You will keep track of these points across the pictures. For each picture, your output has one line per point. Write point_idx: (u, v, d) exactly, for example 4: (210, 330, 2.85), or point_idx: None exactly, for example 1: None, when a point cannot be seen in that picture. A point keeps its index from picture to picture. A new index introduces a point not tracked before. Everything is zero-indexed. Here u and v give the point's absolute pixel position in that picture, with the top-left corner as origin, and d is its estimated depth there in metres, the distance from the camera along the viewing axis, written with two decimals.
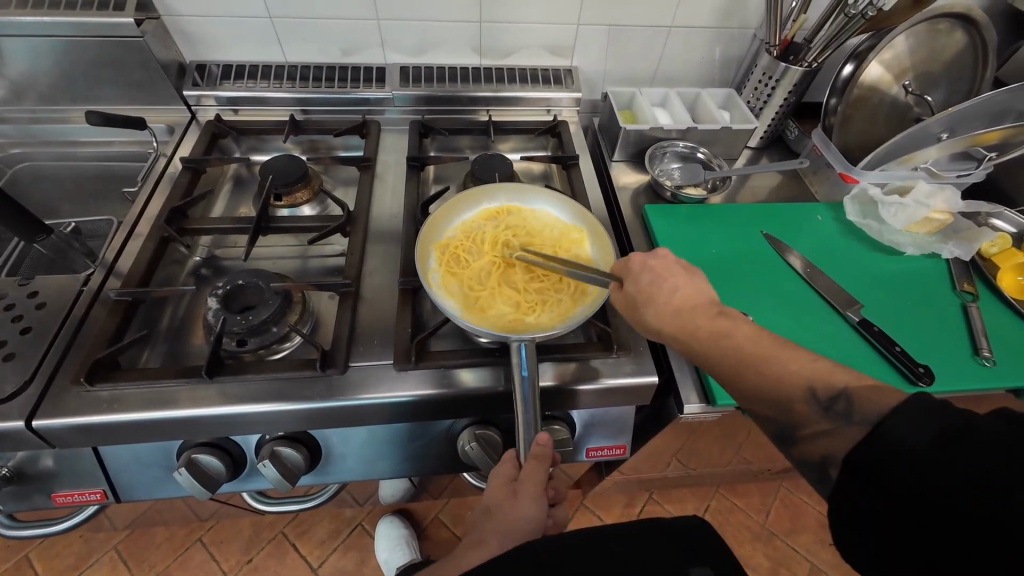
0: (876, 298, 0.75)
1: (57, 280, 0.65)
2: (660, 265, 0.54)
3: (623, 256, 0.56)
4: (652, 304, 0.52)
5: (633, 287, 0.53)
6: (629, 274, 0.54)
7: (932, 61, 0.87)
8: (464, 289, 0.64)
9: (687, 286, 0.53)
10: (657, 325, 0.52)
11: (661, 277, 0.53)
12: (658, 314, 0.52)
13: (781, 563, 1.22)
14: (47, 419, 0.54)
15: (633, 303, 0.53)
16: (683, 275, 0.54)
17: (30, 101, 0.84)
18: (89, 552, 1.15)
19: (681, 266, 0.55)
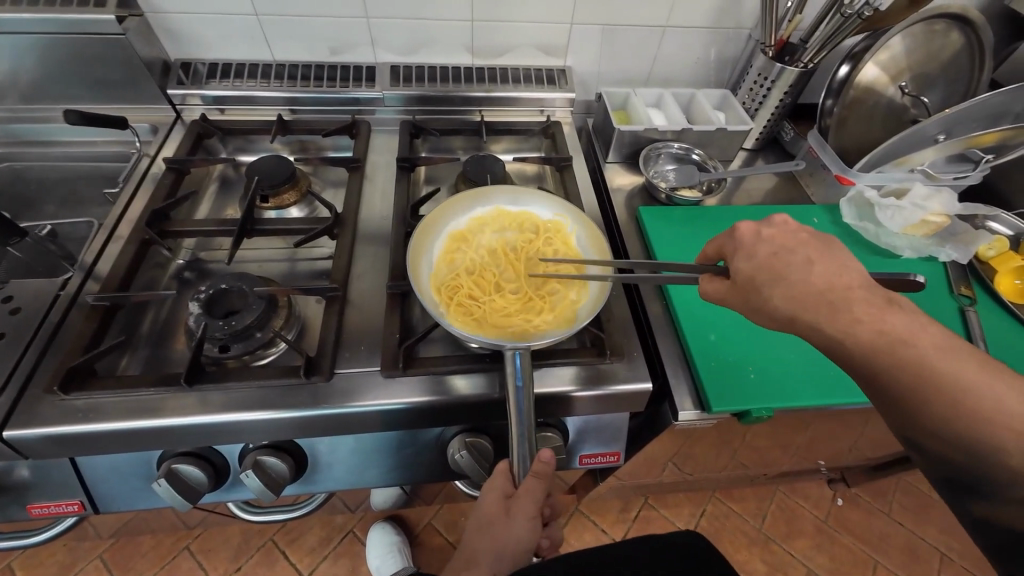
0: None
1: (33, 284, 0.62)
2: (779, 235, 0.47)
3: (731, 227, 0.50)
4: (779, 283, 0.45)
5: (747, 266, 0.47)
6: (741, 250, 0.48)
7: (929, 62, 0.86)
8: (508, 316, 0.61)
9: (826, 261, 0.45)
10: (786, 309, 0.45)
11: (788, 250, 0.46)
12: (785, 296, 0.45)
13: (778, 569, 1.21)
14: (20, 429, 0.52)
15: (747, 284, 0.47)
16: (816, 248, 0.46)
17: (10, 100, 0.82)
18: (73, 562, 1.13)
19: (809, 235, 0.46)
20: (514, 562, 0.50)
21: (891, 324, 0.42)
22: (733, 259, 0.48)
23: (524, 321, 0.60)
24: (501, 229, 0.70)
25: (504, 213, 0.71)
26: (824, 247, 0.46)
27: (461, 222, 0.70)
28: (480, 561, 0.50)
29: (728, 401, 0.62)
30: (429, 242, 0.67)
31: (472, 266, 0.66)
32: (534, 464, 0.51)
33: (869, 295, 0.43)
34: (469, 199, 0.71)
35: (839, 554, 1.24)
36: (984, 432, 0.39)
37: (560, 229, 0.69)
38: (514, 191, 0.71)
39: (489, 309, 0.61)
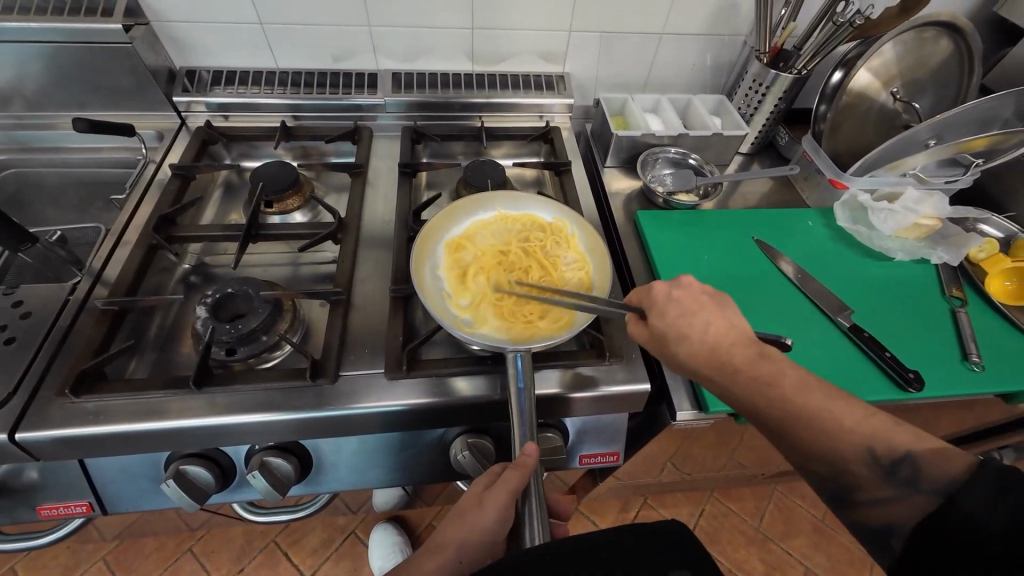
0: (880, 310, 0.74)
1: (42, 289, 0.63)
2: (686, 297, 0.52)
3: (647, 284, 0.53)
4: (683, 342, 0.51)
5: (660, 323, 0.51)
6: (655, 307, 0.52)
7: (920, 69, 0.88)
8: (515, 313, 0.62)
9: (719, 321, 0.51)
10: (688, 362, 0.51)
11: (691, 311, 0.51)
12: (686, 353, 0.51)
13: (776, 568, 1.23)
14: (32, 432, 0.53)
15: (661, 338, 0.52)
16: (713, 309, 0.52)
17: (16, 107, 0.83)
18: (77, 563, 1.14)
19: (708, 297, 0.52)
20: (478, 555, 0.49)
21: (758, 369, 0.48)
22: (646, 313, 0.53)
23: (531, 318, 0.62)
24: (502, 230, 0.71)
25: (504, 215, 0.73)
26: (719, 308, 0.52)
27: (462, 225, 0.72)
28: (447, 547, 0.49)
29: (725, 401, 0.63)
30: (433, 245, 0.68)
31: (476, 265, 0.67)
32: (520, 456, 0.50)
33: (752, 350, 0.50)
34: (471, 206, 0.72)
35: (835, 553, 1.25)
36: (830, 441, 0.43)
37: (562, 229, 0.71)
38: (515, 196, 0.73)
39: (496, 307, 0.63)
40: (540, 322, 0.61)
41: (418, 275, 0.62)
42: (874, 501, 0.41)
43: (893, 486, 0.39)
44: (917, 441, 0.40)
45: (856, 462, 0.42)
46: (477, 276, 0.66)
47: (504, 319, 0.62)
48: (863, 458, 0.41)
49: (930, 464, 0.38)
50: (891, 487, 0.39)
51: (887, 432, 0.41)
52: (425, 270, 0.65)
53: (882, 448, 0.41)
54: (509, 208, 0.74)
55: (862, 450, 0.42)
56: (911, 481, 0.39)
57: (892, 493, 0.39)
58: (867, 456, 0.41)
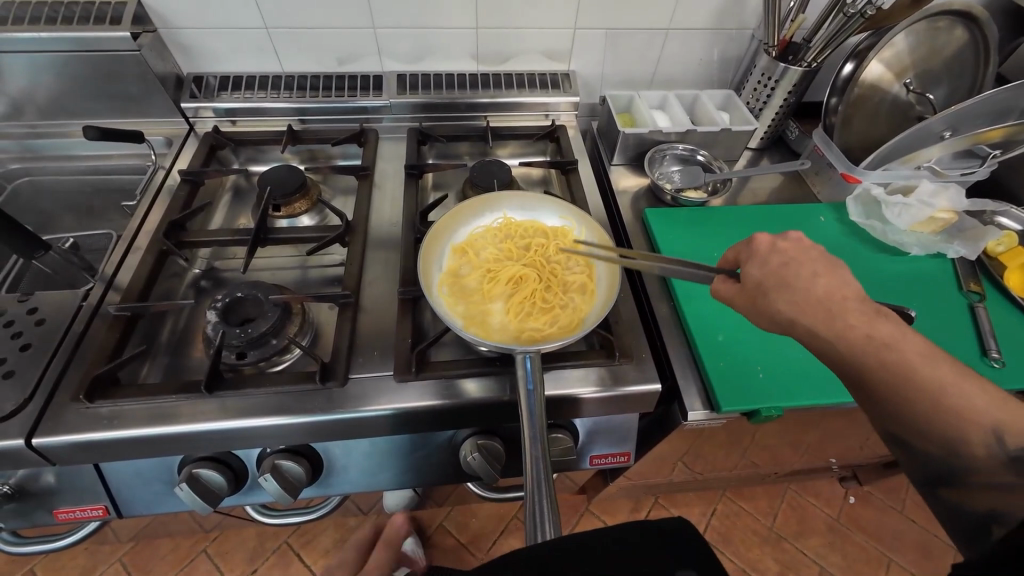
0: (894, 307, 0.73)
1: (56, 296, 0.64)
2: (793, 249, 0.49)
3: (748, 237, 0.52)
4: (785, 291, 0.47)
5: (760, 271, 0.49)
6: (756, 257, 0.50)
7: (933, 59, 0.86)
8: (521, 319, 0.62)
9: (829, 277, 0.47)
10: (787, 314, 0.47)
11: (799, 262, 0.48)
12: (789, 301, 0.47)
13: (790, 568, 1.21)
14: (48, 438, 0.54)
15: (756, 289, 0.49)
16: (824, 264, 0.48)
17: (29, 116, 0.84)
18: (94, 564, 1.15)
19: (820, 253, 0.49)
20: None
21: (879, 329, 0.44)
22: (745, 266, 0.51)
23: (537, 323, 0.62)
24: (507, 234, 0.71)
25: (509, 219, 0.73)
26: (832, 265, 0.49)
27: (467, 230, 0.72)
28: None
29: (738, 400, 0.62)
30: (439, 250, 0.68)
31: (482, 270, 0.67)
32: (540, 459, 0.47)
33: (867, 307, 0.46)
34: (477, 209, 0.72)
35: (851, 552, 1.23)
36: (951, 421, 0.40)
37: (569, 232, 0.70)
38: (524, 197, 0.73)
39: (501, 313, 0.63)
40: (546, 327, 0.61)
41: (425, 279, 0.62)
42: (982, 484, 0.38)
43: (1018, 473, 0.37)
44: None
45: (977, 445, 0.39)
46: (482, 280, 0.66)
47: (509, 325, 0.61)
48: (987, 443, 0.39)
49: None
50: (1014, 473, 0.37)
51: (1023, 422, 0.38)
52: (431, 275, 0.64)
53: (1012, 436, 0.38)
54: (514, 213, 0.73)
55: (987, 435, 0.39)
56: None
57: (1017, 480, 0.37)
58: (993, 443, 0.38)
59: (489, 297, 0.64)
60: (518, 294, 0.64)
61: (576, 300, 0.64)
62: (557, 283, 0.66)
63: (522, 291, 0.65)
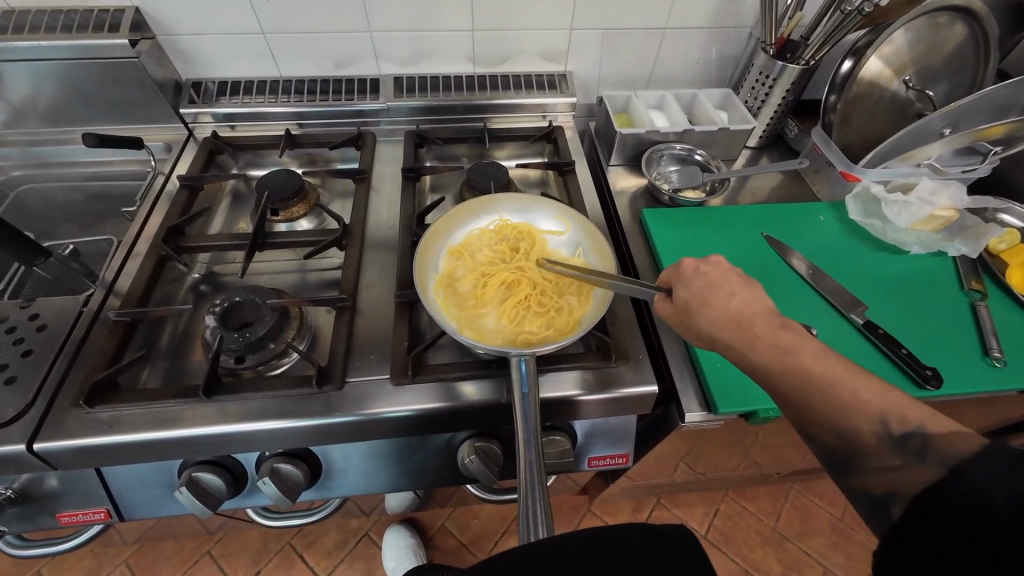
0: (894, 307, 0.72)
1: (57, 302, 0.65)
2: (714, 272, 0.51)
3: (675, 261, 0.53)
4: (706, 311, 0.50)
5: (685, 293, 0.51)
6: (681, 280, 0.52)
7: (933, 55, 0.85)
8: (516, 323, 0.62)
9: (745, 293, 0.50)
10: (708, 330, 0.50)
11: (720, 284, 0.50)
12: (709, 321, 0.50)
13: (793, 568, 1.20)
14: (49, 443, 0.54)
15: (683, 308, 0.52)
16: (741, 285, 0.50)
17: (31, 123, 0.85)
18: (100, 566, 1.16)
19: (739, 275, 0.51)
20: None
21: None
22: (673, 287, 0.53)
23: (533, 327, 0.62)
24: (504, 237, 0.71)
25: (505, 221, 0.73)
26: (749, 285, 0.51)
27: (463, 232, 0.72)
28: None
29: (735, 401, 0.62)
30: (433, 252, 0.68)
31: (477, 274, 0.67)
32: (535, 461, 0.47)
33: (773, 320, 0.48)
34: (473, 212, 0.72)
35: (855, 553, 1.23)
36: (845, 412, 0.41)
37: (565, 234, 0.70)
38: (520, 199, 0.73)
39: (496, 317, 0.63)
40: (542, 331, 0.61)
41: (420, 282, 0.62)
42: (877, 470, 0.39)
43: (901, 456, 0.37)
44: (928, 416, 0.39)
45: (869, 434, 0.40)
46: (476, 284, 0.66)
47: (504, 329, 0.62)
48: (876, 430, 0.40)
49: (943, 440, 0.37)
50: (898, 456, 0.38)
51: (903, 407, 0.40)
52: (426, 278, 0.64)
53: (896, 422, 0.39)
54: (510, 215, 0.73)
55: (875, 422, 0.40)
56: (922, 453, 0.37)
57: (900, 463, 0.37)
58: (881, 430, 0.39)
59: (483, 301, 0.64)
60: (514, 298, 0.64)
61: (572, 303, 0.64)
62: (554, 287, 0.66)
63: (517, 295, 0.65)
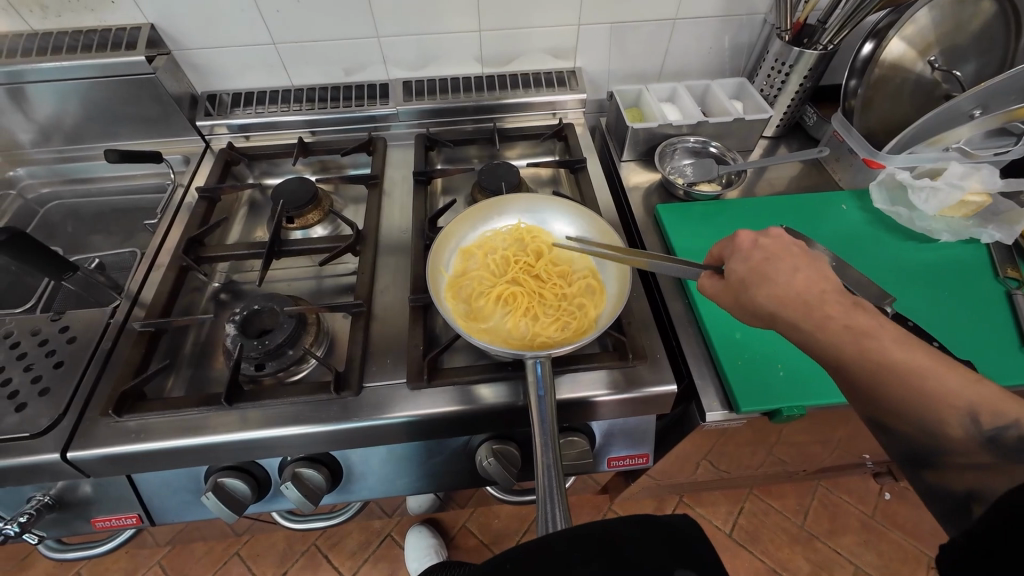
0: (923, 299, 0.69)
1: (85, 315, 0.67)
2: (774, 245, 0.51)
3: (731, 235, 0.54)
4: (766, 284, 0.49)
5: (742, 266, 0.51)
6: (738, 253, 0.52)
7: (958, 33, 0.81)
8: (531, 327, 0.62)
9: (809, 269, 0.49)
10: (768, 307, 0.48)
11: (777, 257, 0.50)
12: (769, 294, 0.48)
13: (823, 567, 1.17)
14: (81, 451, 0.56)
15: (739, 284, 0.51)
16: (803, 259, 0.50)
17: (57, 142, 0.89)
18: (135, 567, 1.20)
19: (801, 250, 0.51)
20: None
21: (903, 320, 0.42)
22: (728, 261, 0.52)
23: (546, 330, 0.61)
24: (516, 239, 0.71)
25: (517, 224, 0.72)
26: (812, 261, 0.50)
27: (474, 236, 0.72)
28: None
29: (758, 399, 0.61)
30: (445, 257, 0.68)
31: (489, 278, 0.67)
32: (553, 465, 0.47)
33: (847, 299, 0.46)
34: (485, 215, 0.72)
35: (888, 551, 1.19)
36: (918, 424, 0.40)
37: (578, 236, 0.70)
38: (530, 200, 0.72)
39: (510, 322, 0.62)
40: (556, 334, 0.61)
41: (433, 286, 0.62)
42: (959, 466, 0.38)
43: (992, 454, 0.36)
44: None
45: (956, 436, 0.38)
46: (489, 287, 0.66)
47: (519, 334, 0.61)
48: None
49: None
50: (990, 454, 0.36)
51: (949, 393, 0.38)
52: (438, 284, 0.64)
53: (988, 416, 0.37)
54: (521, 217, 0.73)
55: (963, 416, 0.38)
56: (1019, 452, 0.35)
57: (990, 460, 0.36)
58: (970, 426, 0.37)
59: (497, 304, 0.64)
60: (527, 302, 0.64)
61: (586, 304, 0.63)
62: (567, 288, 0.65)
63: (531, 298, 0.64)
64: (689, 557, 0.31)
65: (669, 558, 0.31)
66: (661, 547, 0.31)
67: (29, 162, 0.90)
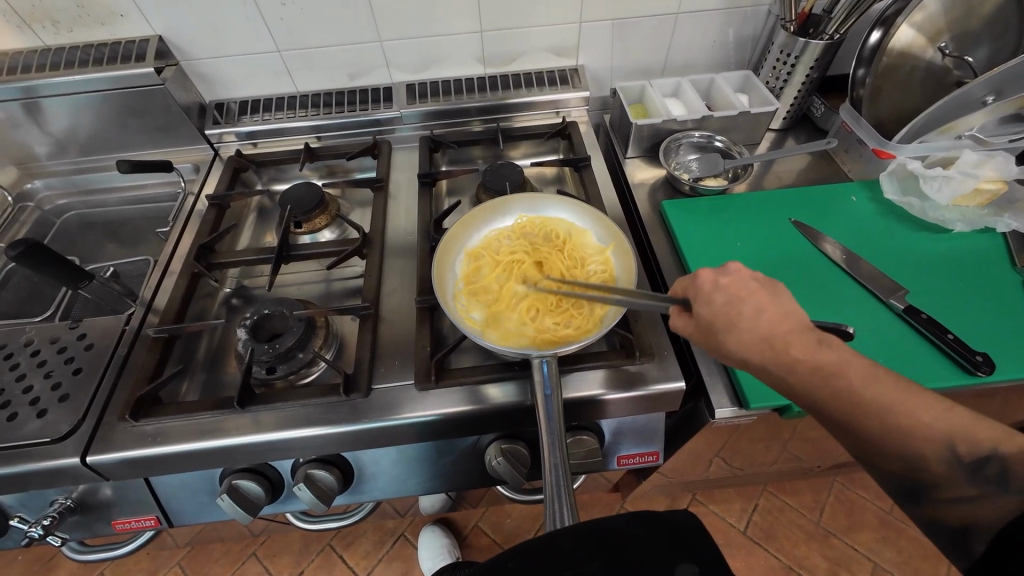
0: (937, 290, 0.68)
1: (102, 322, 0.69)
2: (733, 283, 0.48)
3: (692, 272, 0.51)
4: (733, 330, 0.47)
5: (706, 311, 0.48)
6: (700, 296, 0.49)
7: (970, 18, 0.79)
8: (538, 324, 0.62)
9: (773, 308, 0.48)
10: (740, 353, 0.48)
11: (739, 299, 0.48)
12: (737, 342, 0.47)
13: (840, 564, 1.16)
14: (100, 456, 0.57)
15: (707, 328, 0.49)
16: (763, 295, 0.48)
17: (72, 153, 0.91)
18: (155, 568, 1.23)
19: (758, 283, 0.49)
20: None
21: None
22: (692, 304, 0.50)
23: (552, 327, 0.61)
24: (520, 237, 0.71)
25: (520, 222, 0.72)
26: (771, 295, 0.48)
27: (479, 236, 0.72)
28: None
29: (768, 395, 0.60)
30: (450, 258, 0.68)
31: (493, 278, 0.67)
32: (563, 465, 0.47)
33: (810, 337, 0.46)
34: (489, 215, 0.72)
35: (908, 548, 1.17)
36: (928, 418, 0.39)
37: (582, 232, 0.70)
38: (533, 197, 0.73)
39: (515, 319, 0.62)
40: (562, 329, 0.61)
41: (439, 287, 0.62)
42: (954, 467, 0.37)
43: (977, 485, 0.39)
44: None
45: None
46: (494, 286, 0.66)
47: (525, 331, 0.61)
48: None
49: None
50: None
51: None
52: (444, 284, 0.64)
53: None
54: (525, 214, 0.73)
55: None
56: None
57: None
58: None
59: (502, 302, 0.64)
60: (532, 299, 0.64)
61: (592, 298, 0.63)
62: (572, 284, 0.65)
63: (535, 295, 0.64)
64: (691, 553, 0.31)
65: (671, 554, 0.31)
66: (663, 543, 0.31)
67: (45, 174, 0.92)
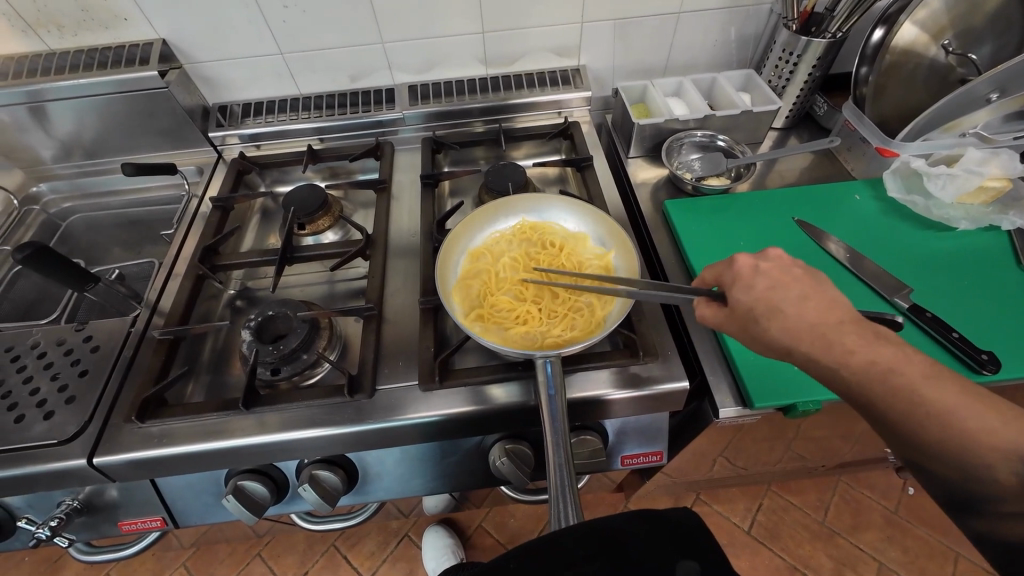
0: (941, 289, 0.68)
1: (107, 324, 0.69)
2: (776, 269, 0.48)
3: (729, 258, 0.50)
4: (778, 317, 0.46)
5: (747, 297, 0.48)
6: (740, 281, 0.48)
7: (973, 15, 0.79)
8: (537, 327, 0.62)
9: (819, 297, 0.47)
10: (784, 340, 0.47)
11: (783, 285, 0.47)
12: (782, 329, 0.46)
13: (846, 564, 1.15)
14: (106, 457, 0.58)
15: (746, 315, 0.48)
16: (809, 282, 0.47)
17: (77, 156, 0.91)
18: (161, 569, 1.23)
19: (803, 269, 0.48)
20: None
21: None
22: (730, 292, 0.49)
23: (552, 330, 0.61)
24: (522, 239, 0.71)
25: (523, 224, 0.72)
26: (815, 281, 0.48)
27: (481, 238, 0.72)
28: None
29: (772, 395, 0.60)
30: (452, 259, 0.68)
31: (494, 280, 0.67)
32: (567, 465, 0.47)
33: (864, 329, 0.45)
34: (492, 217, 0.72)
35: (913, 547, 1.16)
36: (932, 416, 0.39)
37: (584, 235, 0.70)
38: (537, 198, 0.73)
39: (515, 322, 0.62)
40: (562, 333, 0.61)
41: (441, 287, 0.63)
42: None
43: None
44: None
45: None
46: (495, 288, 0.66)
47: (524, 334, 0.61)
48: None
49: None
50: None
51: None
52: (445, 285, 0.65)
53: None
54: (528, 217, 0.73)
55: None
56: None
57: None
58: None
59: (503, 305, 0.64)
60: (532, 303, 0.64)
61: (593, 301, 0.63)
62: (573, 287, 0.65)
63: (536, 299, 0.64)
64: (694, 551, 0.31)
65: (673, 552, 0.31)
66: (666, 541, 0.31)
67: (51, 177, 0.93)
